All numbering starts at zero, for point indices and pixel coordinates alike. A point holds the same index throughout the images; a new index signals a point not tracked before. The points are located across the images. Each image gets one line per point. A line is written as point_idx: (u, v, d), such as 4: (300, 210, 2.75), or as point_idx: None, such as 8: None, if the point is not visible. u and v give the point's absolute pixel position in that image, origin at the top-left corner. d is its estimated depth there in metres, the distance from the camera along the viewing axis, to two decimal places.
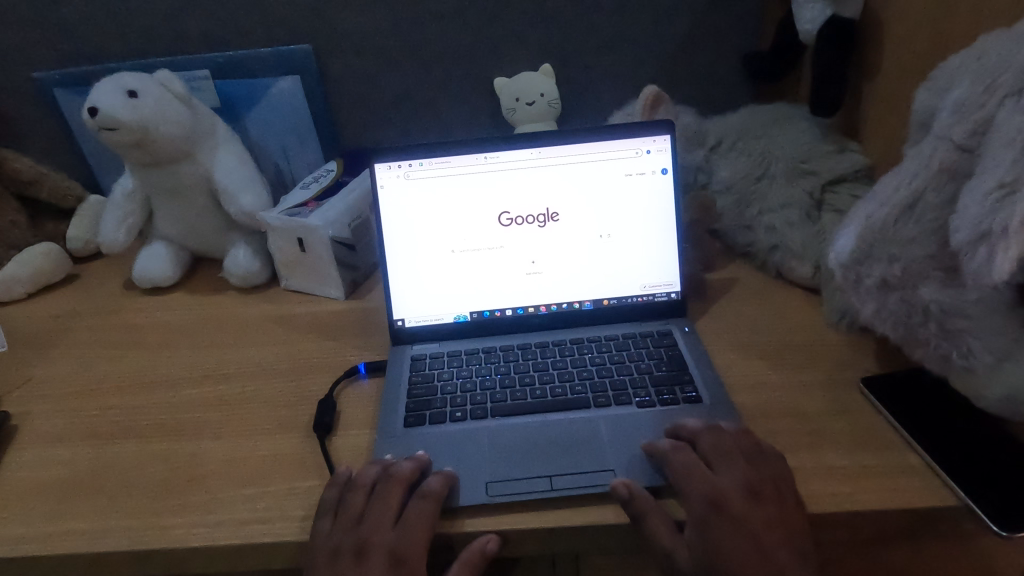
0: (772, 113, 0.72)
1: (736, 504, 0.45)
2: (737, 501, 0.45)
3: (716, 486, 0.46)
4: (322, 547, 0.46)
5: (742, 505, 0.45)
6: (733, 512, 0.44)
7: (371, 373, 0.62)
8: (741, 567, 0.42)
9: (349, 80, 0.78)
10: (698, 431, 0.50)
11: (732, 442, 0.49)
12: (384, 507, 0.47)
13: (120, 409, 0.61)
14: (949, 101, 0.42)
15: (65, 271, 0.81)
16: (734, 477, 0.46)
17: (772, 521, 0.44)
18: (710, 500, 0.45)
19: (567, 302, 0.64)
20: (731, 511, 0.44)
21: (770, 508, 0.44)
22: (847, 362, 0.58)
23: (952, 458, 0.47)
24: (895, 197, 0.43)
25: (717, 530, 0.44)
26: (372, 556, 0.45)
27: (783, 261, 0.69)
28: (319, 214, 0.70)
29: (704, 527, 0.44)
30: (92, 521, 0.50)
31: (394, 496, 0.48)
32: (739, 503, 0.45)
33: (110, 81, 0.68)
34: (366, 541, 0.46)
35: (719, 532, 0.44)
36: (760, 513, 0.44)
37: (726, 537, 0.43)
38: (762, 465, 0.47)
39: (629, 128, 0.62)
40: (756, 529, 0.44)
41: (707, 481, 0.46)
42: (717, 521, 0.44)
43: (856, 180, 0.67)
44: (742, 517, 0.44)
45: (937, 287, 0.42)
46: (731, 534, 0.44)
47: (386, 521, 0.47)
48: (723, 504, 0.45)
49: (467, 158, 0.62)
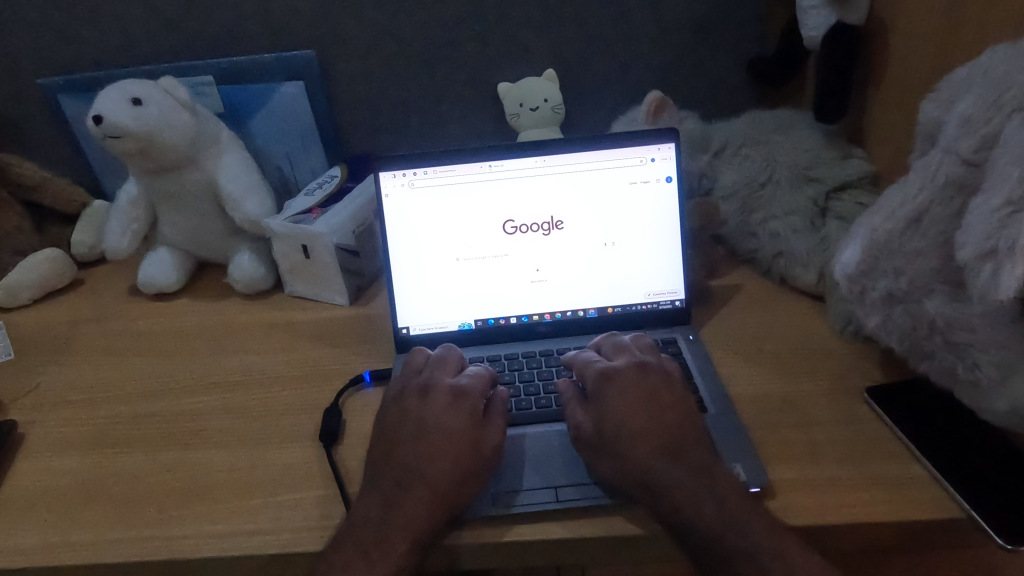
0: (775, 119, 0.72)
1: (624, 373, 0.52)
2: (625, 370, 0.52)
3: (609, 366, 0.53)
4: (392, 403, 0.53)
5: (629, 373, 0.51)
6: (620, 379, 0.51)
7: (375, 381, 0.62)
8: (629, 418, 0.48)
9: (352, 86, 0.78)
10: (603, 341, 0.58)
11: (630, 342, 0.56)
12: (439, 369, 0.55)
13: (125, 417, 0.62)
14: (954, 114, 0.42)
15: (69, 277, 0.81)
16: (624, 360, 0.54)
17: (654, 389, 0.50)
18: (601, 373, 0.52)
19: (571, 309, 0.64)
20: (618, 377, 0.51)
21: (653, 376, 0.51)
22: (851, 371, 0.58)
23: (957, 470, 0.47)
24: (901, 210, 0.43)
25: (607, 394, 0.50)
26: (434, 396, 0.52)
27: (786, 268, 0.69)
28: (323, 221, 0.71)
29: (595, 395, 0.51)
30: (100, 531, 0.50)
31: (448, 362, 0.56)
32: (627, 372, 0.52)
33: (115, 88, 0.68)
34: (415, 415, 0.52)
35: (609, 396, 0.50)
36: (644, 379, 0.51)
37: (615, 397, 0.50)
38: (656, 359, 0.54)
39: (633, 136, 0.62)
40: (640, 391, 0.50)
41: (601, 364, 0.53)
42: (606, 386, 0.51)
43: (860, 187, 0.67)
44: (628, 383, 0.51)
45: (942, 301, 0.42)
46: (620, 397, 0.50)
47: (442, 377, 0.54)
48: (612, 374, 0.52)
49: (471, 166, 0.62)
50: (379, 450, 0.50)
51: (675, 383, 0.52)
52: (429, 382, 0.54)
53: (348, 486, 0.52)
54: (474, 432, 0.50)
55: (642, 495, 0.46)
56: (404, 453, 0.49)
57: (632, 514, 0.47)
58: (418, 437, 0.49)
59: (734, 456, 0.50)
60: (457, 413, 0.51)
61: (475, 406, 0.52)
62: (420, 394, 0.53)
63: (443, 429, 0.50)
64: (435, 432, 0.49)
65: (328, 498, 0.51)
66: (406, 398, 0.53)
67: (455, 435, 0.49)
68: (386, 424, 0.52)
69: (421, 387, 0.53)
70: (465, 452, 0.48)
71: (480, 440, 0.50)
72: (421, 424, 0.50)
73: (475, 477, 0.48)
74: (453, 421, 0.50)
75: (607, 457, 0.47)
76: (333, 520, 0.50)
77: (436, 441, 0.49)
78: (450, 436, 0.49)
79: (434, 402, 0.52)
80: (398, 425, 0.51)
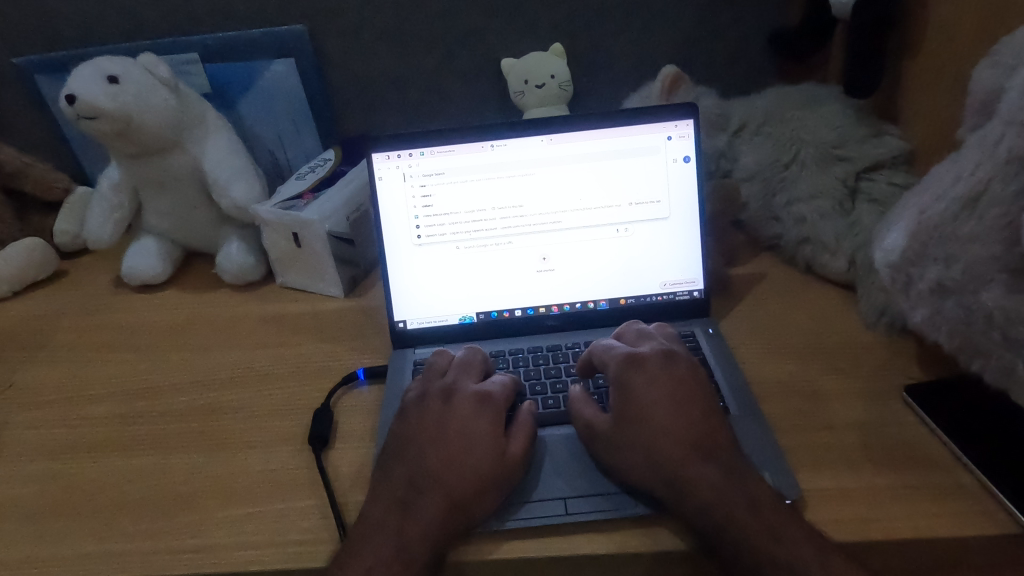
0: (801, 95, 0.66)
1: (651, 361, 0.47)
2: (652, 358, 0.48)
3: (637, 351, 0.48)
4: (410, 406, 0.49)
5: (656, 362, 0.47)
6: (647, 366, 0.47)
7: (370, 379, 0.58)
8: (653, 411, 0.44)
9: (346, 63, 0.74)
10: (625, 328, 0.54)
11: (654, 333, 0.52)
12: (464, 373, 0.51)
13: (103, 418, 0.57)
14: (1018, 79, 0.36)
15: (51, 268, 0.77)
16: (652, 347, 0.49)
17: (682, 379, 0.46)
18: (626, 358, 0.48)
19: (580, 301, 0.60)
20: (647, 365, 0.47)
21: (681, 368, 0.47)
22: (887, 368, 0.54)
23: (1011, 478, 0.42)
24: (955, 188, 0.38)
25: (633, 382, 0.46)
26: (457, 400, 0.48)
27: (814, 254, 0.64)
28: (315, 207, 0.66)
29: (621, 382, 0.47)
30: (70, 545, 0.46)
31: (472, 367, 0.52)
32: (654, 359, 0.47)
33: (89, 66, 0.64)
34: (438, 423, 0.46)
35: (634, 385, 0.46)
36: (673, 370, 0.47)
37: (642, 386, 0.46)
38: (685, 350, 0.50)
39: (649, 113, 0.57)
40: (668, 381, 0.46)
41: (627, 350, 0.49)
42: (632, 374, 0.47)
43: (894, 167, 0.62)
44: (655, 372, 0.47)
45: (1001, 293, 0.37)
46: (647, 386, 0.46)
47: (467, 382, 0.50)
48: (639, 360, 0.47)
49: (471, 147, 0.57)
50: (392, 453, 0.46)
51: (701, 377, 0.47)
52: (452, 386, 0.49)
53: (339, 495, 0.48)
54: (501, 441, 0.45)
55: (666, 497, 0.42)
56: (423, 457, 0.44)
57: (647, 527, 0.43)
58: (439, 443, 0.45)
59: (762, 464, 0.45)
60: (483, 418, 0.47)
61: (502, 414, 0.47)
62: (443, 398, 0.48)
63: (467, 435, 0.45)
64: (458, 440, 0.45)
65: (317, 509, 0.47)
66: (426, 402, 0.48)
67: (481, 442, 0.45)
68: (400, 431, 0.47)
69: (444, 391, 0.49)
70: (489, 458, 0.44)
71: (505, 451, 0.45)
72: (443, 429, 0.46)
73: (500, 485, 0.44)
74: (479, 428, 0.46)
75: (624, 449, 0.44)
76: (323, 532, 0.45)
77: (458, 449, 0.45)
78: (475, 447, 0.45)
79: (458, 407, 0.47)
80: (416, 431, 0.46)
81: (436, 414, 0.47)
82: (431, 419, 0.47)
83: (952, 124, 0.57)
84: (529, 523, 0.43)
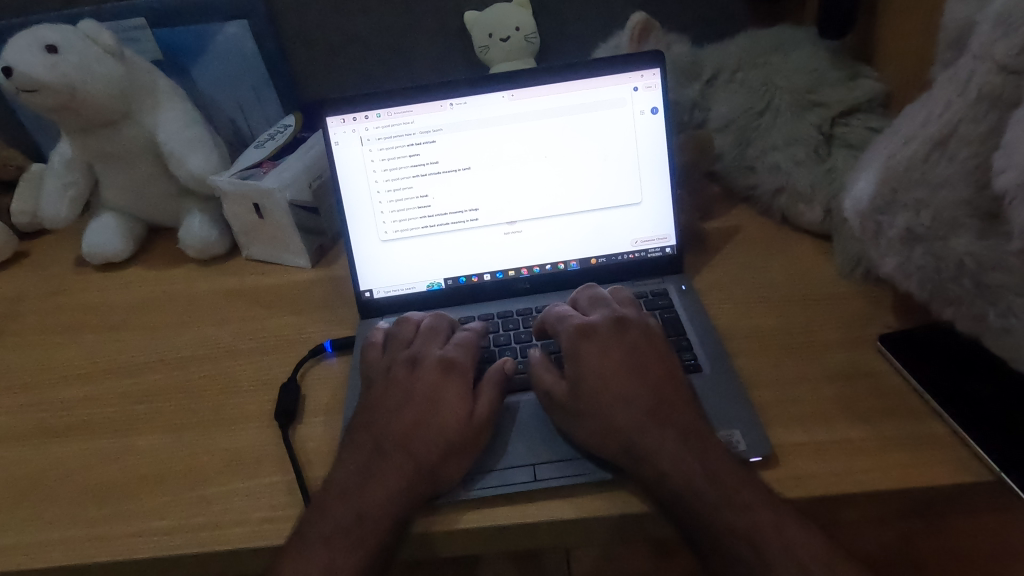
0: (775, 38, 0.64)
1: (602, 329, 0.47)
2: (603, 326, 0.47)
3: (586, 321, 0.48)
4: (377, 376, 0.48)
5: (607, 330, 0.47)
6: (598, 336, 0.46)
7: (338, 351, 0.57)
8: (607, 382, 0.44)
9: (302, 22, 0.70)
10: (579, 292, 0.52)
11: (608, 296, 0.51)
12: (429, 340, 0.50)
13: (66, 402, 0.56)
14: (990, 10, 0.34)
15: (11, 249, 0.75)
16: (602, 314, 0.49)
17: (635, 349, 0.46)
18: (578, 329, 0.47)
19: (550, 263, 0.58)
20: (598, 333, 0.46)
21: (633, 331, 0.47)
22: (863, 318, 0.53)
23: (985, 425, 0.42)
24: (925, 130, 0.37)
25: (586, 352, 0.45)
26: (422, 368, 0.47)
27: (789, 204, 0.63)
28: (274, 176, 0.64)
29: (575, 353, 0.46)
30: (34, 532, 0.46)
31: (436, 332, 0.51)
32: (605, 327, 0.47)
33: (26, 35, 0.60)
34: (405, 393, 0.46)
35: (589, 354, 0.45)
36: (625, 335, 0.47)
37: (594, 354, 0.45)
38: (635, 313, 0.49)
39: (614, 62, 0.54)
40: (620, 348, 0.46)
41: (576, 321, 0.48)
42: (585, 345, 0.46)
43: (870, 111, 0.60)
44: (607, 341, 0.46)
45: (971, 238, 0.36)
46: (599, 354, 0.45)
47: (433, 347, 0.49)
48: (590, 330, 0.47)
49: (429, 107, 0.55)
50: (358, 425, 0.45)
51: (656, 342, 0.47)
52: (418, 354, 0.49)
53: (307, 470, 0.47)
54: (467, 404, 0.45)
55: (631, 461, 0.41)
56: (387, 428, 0.44)
57: (616, 490, 0.42)
58: (404, 412, 0.45)
59: (733, 422, 0.44)
60: (449, 384, 0.46)
61: (467, 379, 0.47)
62: (408, 366, 0.48)
63: (431, 404, 0.45)
64: (424, 406, 0.45)
65: (284, 485, 0.46)
66: (391, 371, 0.48)
67: (446, 408, 0.44)
68: (365, 404, 0.46)
69: (410, 358, 0.48)
70: (452, 422, 0.44)
71: (471, 412, 0.45)
72: (408, 399, 0.45)
73: (464, 453, 0.43)
74: (443, 394, 0.45)
75: (584, 420, 0.43)
76: (291, 509, 0.45)
77: (425, 417, 0.44)
78: (440, 413, 0.44)
79: (424, 374, 0.47)
80: (383, 399, 0.46)
81: (399, 386, 0.46)
82: (395, 390, 0.46)
83: (928, 64, 0.55)
84: (500, 491, 0.42)
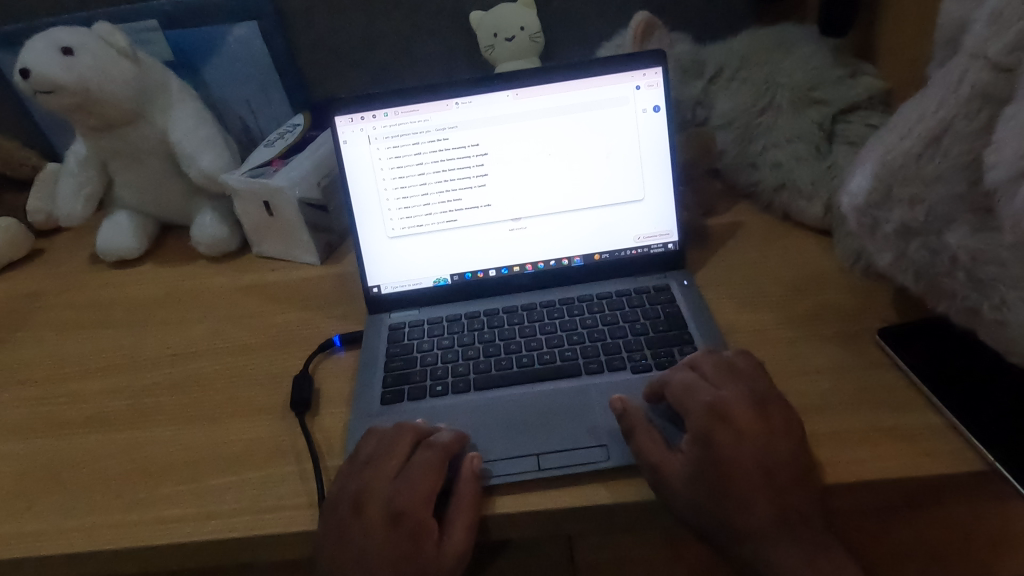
0: (777, 36, 0.64)
1: (741, 414, 0.42)
2: (740, 411, 0.42)
3: (725, 401, 0.43)
4: (326, 511, 0.42)
5: (747, 417, 0.42)
6: (737, 423, 0.42)
7: (346, 345, 0.58)
8: (739, 472, 0.40)
9: (311, 24, 0.72)
10: (703, 359, 0.47)
11: (734, 363, 0.46)
12: (382, 467, 0.43)
13: (82, 395, 0.58)
14: (982, 10, 0.35)
15: (26, 246, 0.76)
16: (742, 393, 0.44)
17: (772, 441, 0.41)
18: (713, 409, 0.42)
19: (554, 259, 0.59)
20: (734, 420, 0.42)
21: (776, 422, 0.42)
22: (863, 312, 0.53)
23: (979, 416, 0.43)
24: (919, 127, 0.38)
25: (722, 441, 0.41)
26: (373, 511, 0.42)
27: (790, 201, 0.63)
28: (284, 174, 0.65)
29: (709, 438, 0.41)
30: (52, 521, 0.47)
31: (394, 451, 0.44)
32: (743, 412, 0.42)
33: (42, 37, 0.62)
34: (359, 548, 0.40)
35: (722, 441, 0.41)
36: (762, 428, 0.42)
37: (729, 443, 0.41)
38: (775, 397, 0.44)
39: (616, 61, 0.55)
40: (758, 442, 0.41)
41: (712, 397, 0.43)
42: (721, 429, 0.42)
43: (870, 108, 0.61)
44: (748, 429, 0.42)
45: (966, 232, 0.37)
46: (735, 445, 0.41)
47: (387, 477, 0.43)
48: (727, 414, 0.42)
49: (436, 106, 0.56)
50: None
51: (795, 435, 0.42)
52: (370, 490, 0.42)
53: (318, 461, 0.48)
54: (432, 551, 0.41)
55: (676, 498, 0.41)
56: None
57: (617, 481, 0.43)
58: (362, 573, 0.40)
59: None
60: (408, 533, 0.41)
61: (423, 519, 0.41)
62: (360, 504, 0.42)
63: (389, 558, 0.40)
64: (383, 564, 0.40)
65: (296, 475, 0.48)
66: (356, 475, 0.44)
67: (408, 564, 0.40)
68: (330, 503, 0.43)
69: (361, 494, 0.42)
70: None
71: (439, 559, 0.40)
72: (362, 555, 0.40)
73: None
74: (401, 547, 0.40)
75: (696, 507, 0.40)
76: (302, 498, 0.46)
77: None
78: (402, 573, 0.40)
79: (377, 518, 0.41)
80: (336, 553, 0.41)
81: (350, 537, 0.41)
82: (347, 541, 0.41)
83: (926, 62, 0.55)
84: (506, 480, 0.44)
